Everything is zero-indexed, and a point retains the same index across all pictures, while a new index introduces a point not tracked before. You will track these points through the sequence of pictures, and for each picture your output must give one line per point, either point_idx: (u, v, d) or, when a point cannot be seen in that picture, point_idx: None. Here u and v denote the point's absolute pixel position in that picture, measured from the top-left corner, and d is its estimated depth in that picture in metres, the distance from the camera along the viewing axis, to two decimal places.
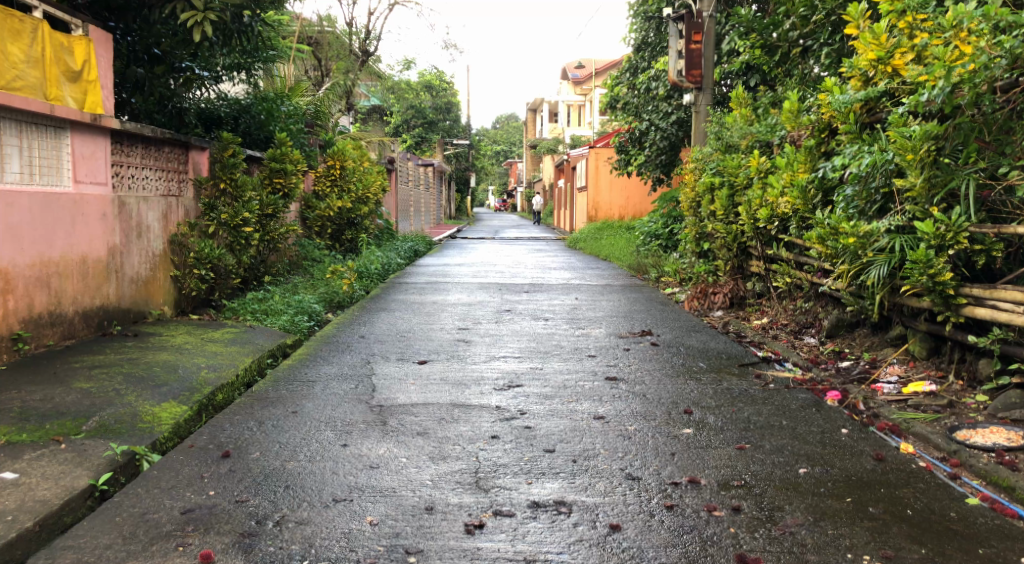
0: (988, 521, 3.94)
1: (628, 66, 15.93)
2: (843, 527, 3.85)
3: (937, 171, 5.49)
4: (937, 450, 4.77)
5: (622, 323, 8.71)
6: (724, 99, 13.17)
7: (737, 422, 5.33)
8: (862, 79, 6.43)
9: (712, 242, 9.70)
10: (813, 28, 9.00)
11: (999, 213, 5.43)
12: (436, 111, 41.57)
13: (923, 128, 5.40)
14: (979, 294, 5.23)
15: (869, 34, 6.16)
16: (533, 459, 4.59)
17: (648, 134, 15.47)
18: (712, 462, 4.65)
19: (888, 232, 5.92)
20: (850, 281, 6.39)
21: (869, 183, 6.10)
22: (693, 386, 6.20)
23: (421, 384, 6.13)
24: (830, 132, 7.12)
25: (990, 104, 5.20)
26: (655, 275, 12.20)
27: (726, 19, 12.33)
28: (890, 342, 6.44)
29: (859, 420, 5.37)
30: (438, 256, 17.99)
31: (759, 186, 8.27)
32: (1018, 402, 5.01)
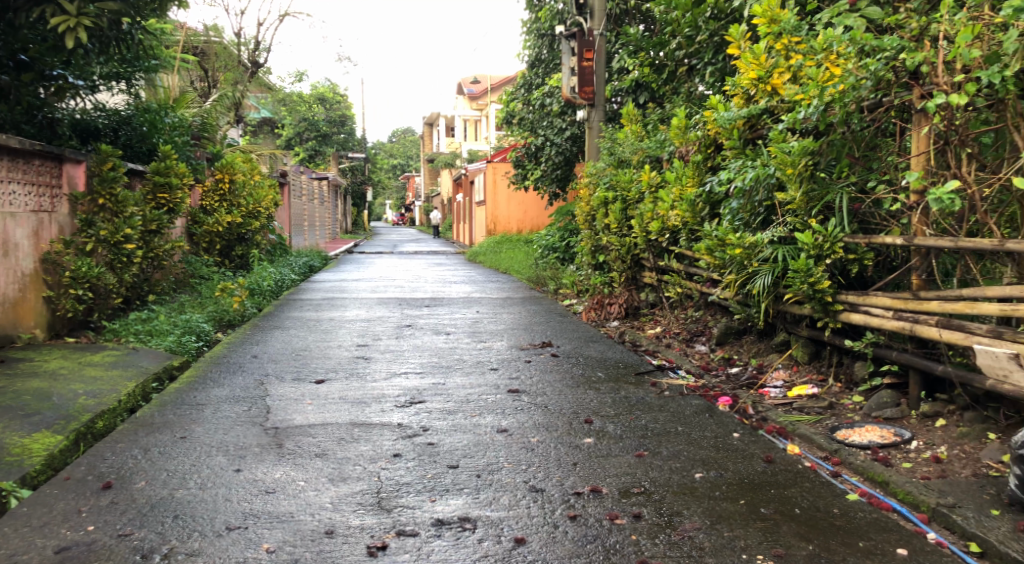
0: (866, 515, 4.18)
1: (522, 82, 16.18)
2: (738, 529, 4.00)
3: (814, 185, 5.82)
4: (819, 450, 5.02)
5: (522, 335, 8.78)
6: (615, 116, 13.52)
7: (635, 430, 5.47)
8: (744, 97, 6.71)
9: (607, 255, 9.91)
10: (697, 48, 9.34)
11: (869, 224, 5.77)
12: (330, 124, 40.69)
13: (801, 143, 5.67)
14: (853, 300, 5.57)
15: (749, 54, 6.40)
16: (436, 476, 4.58)
17: (544, 149, 15.69)
18: (613, 470, 4.75)
19: (772, 242, 6.20)
20: (737, 290, 6.69)
21: (752, 197, 6.38)
22: (593, 396, 6.32)
23: (318, 404, 6.00)
24: (716, 148, 7.37)
25: (858, 123, 5.53)
26: (553, 287, 12.38)
27: (615, 38, 12.69)
28: (775, 348, 6.76)
29: (748, 423, 5.60)
30: (335, 272, 17.69)
31: (650, 199, 8.51)
32: (889, 402, 5.34)
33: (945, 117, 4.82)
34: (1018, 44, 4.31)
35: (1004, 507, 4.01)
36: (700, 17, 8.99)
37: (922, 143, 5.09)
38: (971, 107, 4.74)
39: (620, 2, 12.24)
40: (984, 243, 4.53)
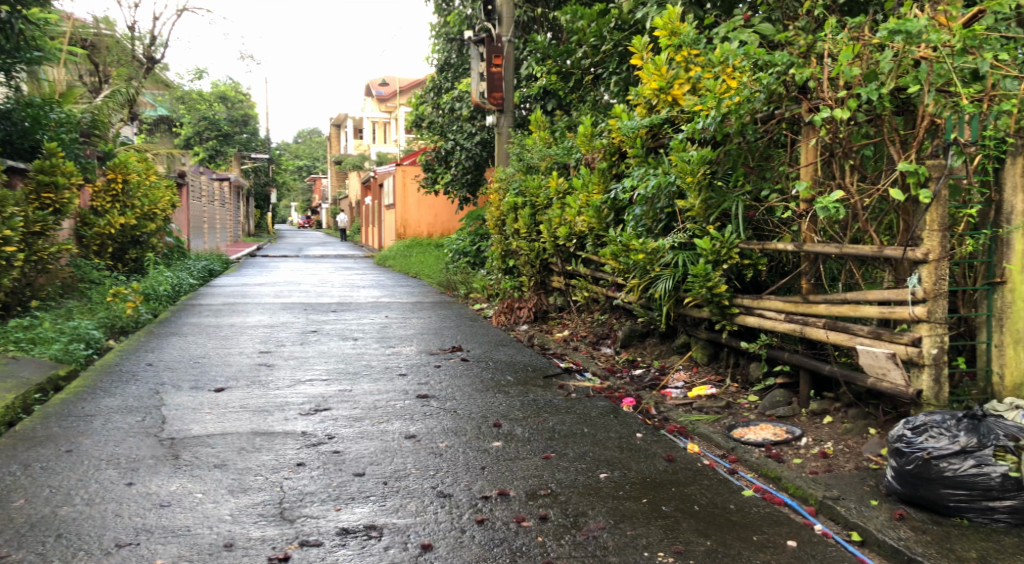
0: (760, 509, 4.38)
1: (431, 86, 16.22)
2: (640, 527, 4.13)
3: (711, 193, 6.07)
4: (717, 448, 5.23)
5: (432, 340, 8.78)
6: (524, 122, 13.64)
7: (543, 432, 5.57)
8: (647, 107, 6.89)
9: (517, 259, 10.01)
10: (603, 58, 9.53)
11: (763, 231, 6.06)
12: (231, 124, 39.80)
13: (700, 153, 5.91)
14: (748, 304, 5.83)
15: (651, 65, 6.60)
16: (341, 484, 4.55)
17: (454, 154, 15.62)
18: (521, 472, 4.83)
19: (673, 248, 6.41)
20: (641, 294, 6.88)
21: (654, 204, 6.60)
22: (501, 400, 6.38)
23: (217, 413, 5.86)
24: (620, 155, 7.54)
25: (754, 133, 5.81)
26: (464, 291, 12.42)
27: (523, 45, 12.85)
28: (676, 350, 7.00)
29: (651, 424, 5.78)
30: (237, 276, 17.26)
31: (558, 205, 8.66)
32: (781, 400, 5.61)
33: (830, 130, 5.15)
34: (893, 64, 4.64)
35: (882, 498, 4.29)
36: (605, 27, 9.19)
37: (811, 154, 5.41)
38: (853, 122, 5.05)
39: (528, 10, 12.37)
40: (865, 250, 4.83)
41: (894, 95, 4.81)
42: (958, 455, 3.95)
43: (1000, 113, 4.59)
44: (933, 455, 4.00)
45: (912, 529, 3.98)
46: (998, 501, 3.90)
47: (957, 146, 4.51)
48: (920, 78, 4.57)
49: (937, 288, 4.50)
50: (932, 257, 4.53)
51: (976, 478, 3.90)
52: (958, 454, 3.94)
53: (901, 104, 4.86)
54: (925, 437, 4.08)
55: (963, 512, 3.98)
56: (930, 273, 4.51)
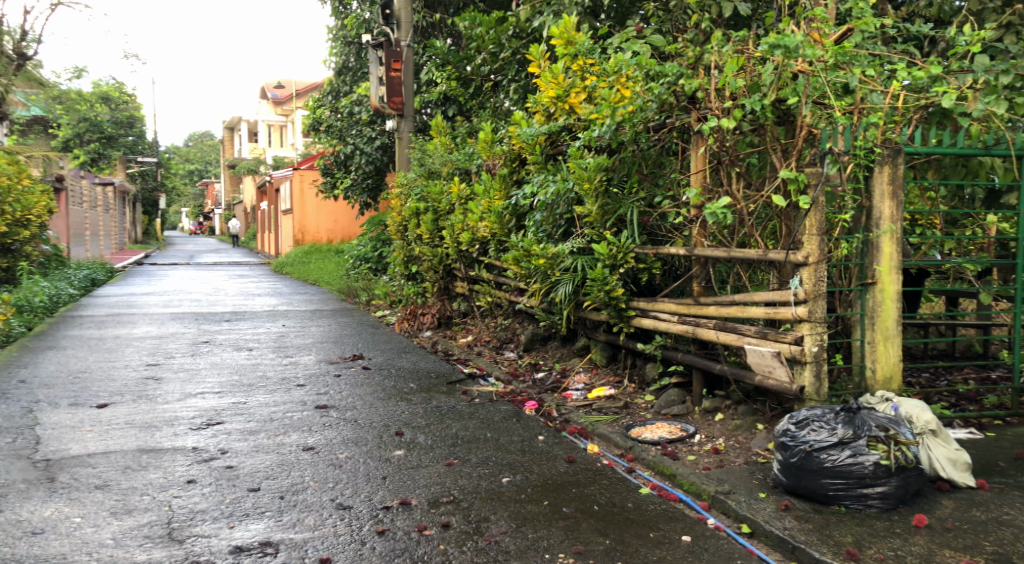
0: (656, 506, 4.51)
1: (329, 89, 16.02)
2: (542, 530, 4.19)
3: (608, 200, 6.22)
4: (616, 448, 5.35)
5: (332, 349, 8.65)
6: (425, 127, 13.61)
7: (445, 439, 5.57)
8: (545, 114, 7.05)
9: (419, 265, 9.97)
10: (502, 65, 9.65)
11: (657, 236, 6.25)
12: (115, 125, 37.93)
13: (596, 160, 6.08)
14: (644, 306, 6.04)
15: (548, 73, 6.71)
16: (235, 500, 4.44)
17: (353, 158, 15.40)
18: (423, 481, 4.82)
19: (572, 253, 6.54)
20: (542, 299, 6.97)
21: (554, 210, 6.72)
22: (403, 408, 6.35)
23: (99, 431, 5.61)
24: (521, 161, 7.73)
25: (646, 141, 5.97)
26: (366, 298, 12.28)
27: (423, 50, 12.80)
28: (576, 352, 7.13)
29: (553, 426, 5.86)
30: (121, 285, 16.51)
31: (461, 211, 8.66)
32: (676, 399, 5.79)
33: (717, 138, 5.36)
34: (774, 77, 4.91)
35: (769, 490, 4.49)
36: (503, 34, 9.33)
37: (700, 162, 5.65)
38: (739, 131, 5.29)
39: (426, 15, 12.35)
40: (751, 253, 5.07)
41: (775, 105, 5.10)
42: (836, 446, 4.21)
43: (867, 124, 4.95)
44: (814, 447, 4.23)
45: (796, 518, 4.18)
46: (872, 488, 4.17)
47: (832, 155, 4.87)
48: (798, 90, 4.89)
49: (817, 289, 4.78)
50: (811, 260, 4.79)
51: (852, 467, 4.16)
52: (837, 445, 4.21)
53: (782, 115, 5.15)
54: (807, 431, 4.32)
55: (840, 499, 4.23)
56: (810, 275, 4.78)
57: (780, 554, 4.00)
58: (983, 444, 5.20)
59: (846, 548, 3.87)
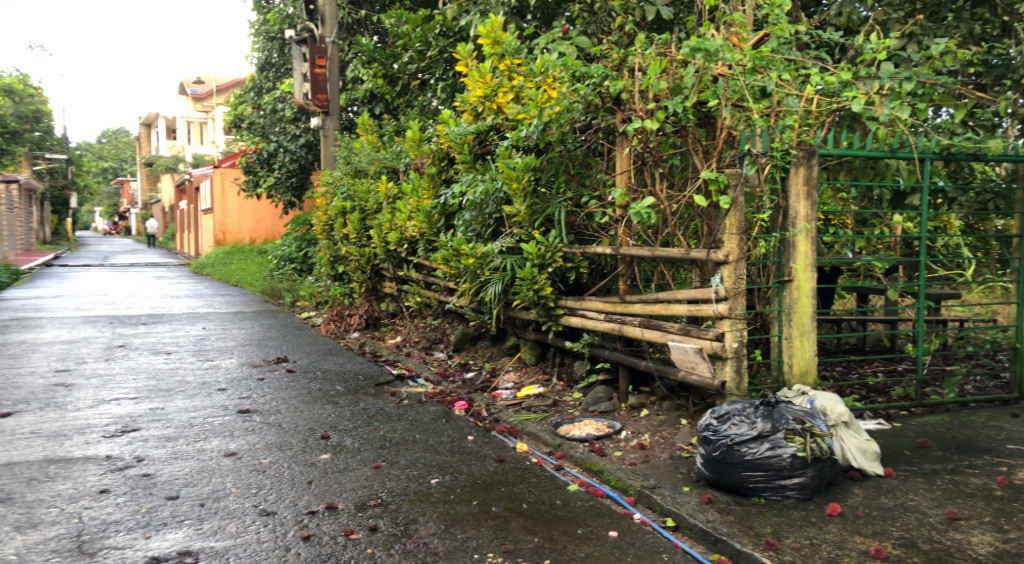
0: (584, 503, 4.56)
1: (251, 85, 15.74)
2: (471, 530, 4.19)
3: (536, 200, 6.25)
4: (545, 446, 5.39)
5: (255, 351, 8.47)
6: (351, 125, 13.44)
7: (373, 442, 5.51)
8: (473, 113, 7.00)
9: (346, 265, 9.82)
10: (428, 63, 9.52)
11: (585, 236, 6.33)
12: (20, 121, 36.24)
13: (524, 160, 6.07)
14: (572, 304, 6.10)
15: (475, 73, 6.67)
16: (151, 510, 4.31)
17: (276, 156, 15.09)
18: (350, 484, 4.76)
19: (501, 252, 6.52)
20: (472, 298, 6.95)
21: (483, 209, 6.70)
22: (330, 411, 6.26)
23: (3, 441, 5.37)
24: (449, 161, 7.63)
25: (573, 142, 6.08)
26: (290, 299, 12.06)
27: (348, 46, 12.65)
28: (506, 352, 7.15)
29: (482, 425, 5.86)
30: (27, 288, 15.79)
31: (388, 210, 8.60)
32: (604, 396, 5.88)
33: (641, 140, 5.48)
34: (695, 79, 5.09)
35: (693, 484, 4.60)
36: (430, 33, 9.23)
37: (625, 163, 5.75)
38: (662, 133, 5.42)
39: (351, 11, 12.21)
40: (675, 252, 5.19)
41: (696, 108, 5.26)
42: (756, 439, 4.33)
43: (783, 126, 5.07)
44: (735, 441, 4.35)
45: (719, 511, 4.28)
46: (789, 479, 4.31)
47: (750, 157, 5.01)
48: (718, 93, 5.07)
49: (736, 287, 4.93)
50: (731, 258, 4.94)
51: (771, 459, 4.29)
52: (756, 438, 4.33)
53: (703, 117, 5.31)
54: (728, 425, 4.44)
55: (760, 491, 4.35)
56: (730, 273, 4.93)
57: (703, 546, 4.09)
58: (891, 434, 5.43)
59: (766, 538, 3.98)
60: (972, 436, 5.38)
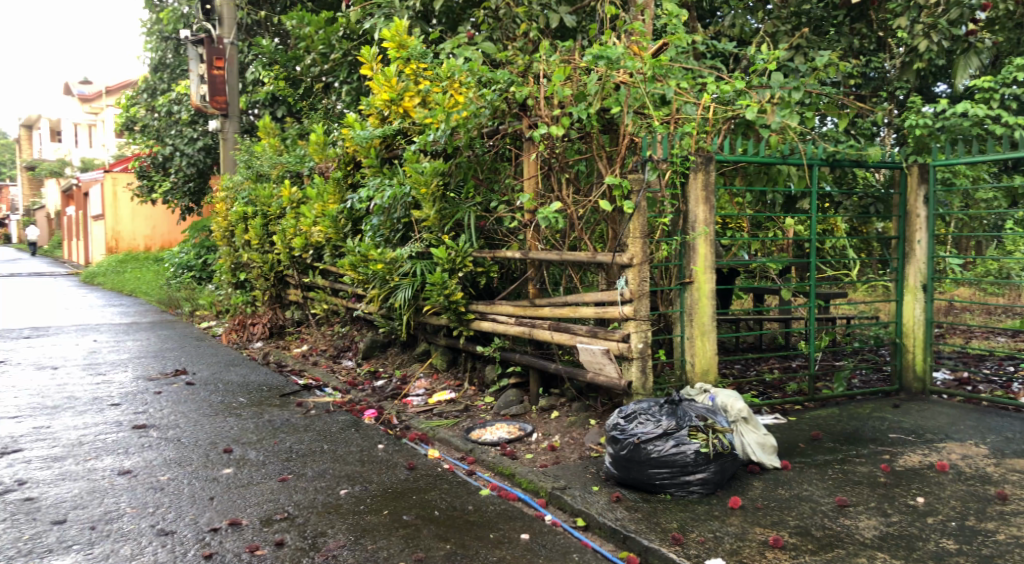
0: (496, 507, 4.59)
1: (144, 87, 15.18)
2: (381, 540, 4.16)
3: (445, 204, 6.29)
4: (456, 451, 5.38)
5: (150, 364, 8.12)
6: (252, 128, 13.09)
7: (279, 454, 5.39)
8: (379, 117, 6.87)
9: (249, 272, 9.55)
10: (332, 66, 9.33)
11: (494, 240, 6.39)
12: None
13: (432, 165, 6.10)
14: (483, 309, 6.17)
15: (381, 76, 6.63)
16: (36, 536, 4.13)
17: (172, 160, 14.48)
18: (255, 499, 4.65)
19: (410, 257, 6.48)
20: (381, 304, 6.89)
21: (391, 214, 6.62)
22: (232, 424, 6.08)
23: None
24: (355, 165, 7.53)
25: (481, 147, 6.11)
26: (189, 309, 11.63)
27: (248, 48, 12.33)
28: (417, 358, 7.10)
29: (393, 433, 5.82)
30: None
31: (292, 215, 8.40)
32: (515, 400, 5.93)
33: (548, 146, 5.58)
34: (598, 87, 5.21)
35: (602, 483, 4.69)
36: (333, 35, 9.03)
37: (531, 168, 5.82)
38: (567, 139, 5.56)
39: (250, 12, 11.90)
40: (582, 256, 5.32)
41: (600, 115, 5.42)
42: (661, 437, 4.46)
43: (681, 134, 5.31)
44: (642, 439, 4.47)
45: (627, 508, 4.38)
46: (693, 475, 4.45)
47: (651, 163, 5.22)
48: (620, 100, 5.21)
49: (641, 289, 5.09)
50: (635, 262, 5.10)
51: (676, 456, 4.43)
52: (662, 436, 4.46)
53: (607, 124, 5.47)
54: (635, 424, 4.56)
55: (665, 488, 4.49)
56: (635, 276, 5.08)
57: (612, 544, 4.18)
58: (786, 428, 5.68)
59: (672, 533, 4.11)
60: (860, 426, 5.69)
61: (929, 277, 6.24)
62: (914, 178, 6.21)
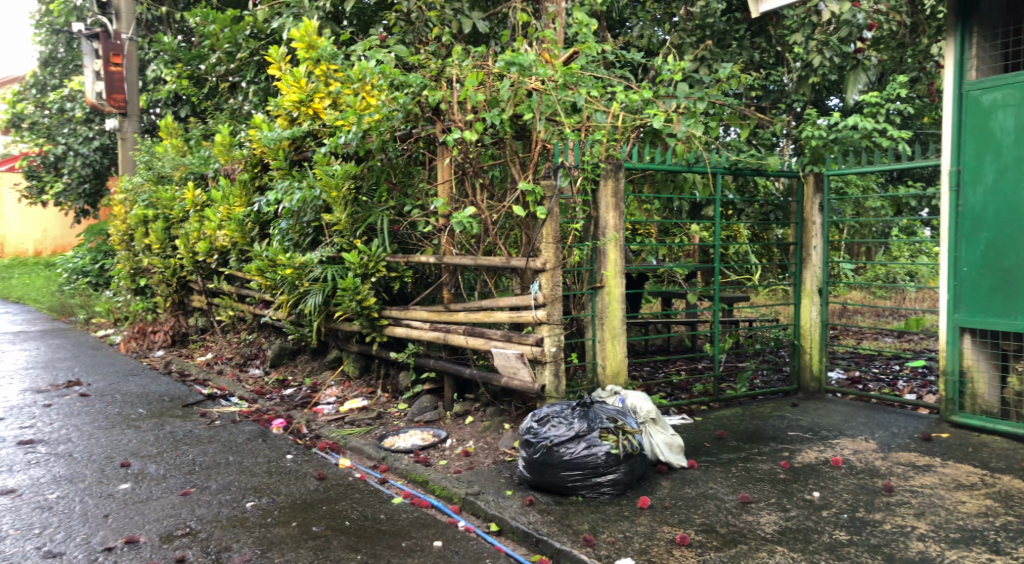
0: (409, 515, 4.55)
1: (33, 82, 14.44)
2: (289, 553, 4.08)
3: (357, 208, 6.19)
4: (368, 459, 5.31)
5: (40, 375, 7.69)
6: (153, 128, 12.62)
7: (180, 467, 5.19)
8: (288, 119, 6.74)
9: (149, 278, 9.15)
10: (239, 65, 9.08)
11: (408, 244, 6.33)
12: None
13: (343, 168, 6.02)
14: (396, 315, 6.11)
15: (290, 77, 6.51)
16: None
17: (65, 160, 13.76)
18: (154, 515, 4.48)
19: (321, 262, 6.37)
20: (290, 311, 6.72)
21: (301, 217, 6.51)
22: (130, 436, 5.82)
23: None
24: (263, 167, 7.30)
25: (393, 151, 6.06)
26: (84, 317, 11.06)
27: (148, 45, 11.89)
28: (327, 365, 6.97)
29: (302, 443, 5.69)
30: None
31: (196, 218, 8.11)
32: (428, 406, 5.90)
33: (461, 150, 5.61)
34: (511, 93, 5.26)
35: (515, 487, 4.72)
36: (240, 34, 8.80)
37: (446, 173, 5.82)
38: (481, 144, 5.57)
39: (151, 7, 11.48)
40: (496, 260, 5.34)
41: (513, 121, 5.42)
42: (574, 439, 4.53)
43: (592, 141, 5.42)
44: (554, 442, 4.53)
45: (540, 512, 4.42)
46: (604, 476, 4.53)
47: (564, 169, 5.28)
48: (532, 107, 5.28)
49: (553, 293, 5.17)
50: (548, 266, 5.17)
51: (587, 458, 4.50)
52: (574, 438, 4.53)
53: (519, 130, 5.49)
54: (548, 427, 4.61)
55: (577, 489, 4.55)
56: (548, 280, 5.15)
57: (525, 548, 4.22)
58: (692, 428, 5.85)
59: (583, 535, 4.17)
60: (761, 425, 5.92)
61: (823, 282, 6.55)
62: (809, 187, 6.49)
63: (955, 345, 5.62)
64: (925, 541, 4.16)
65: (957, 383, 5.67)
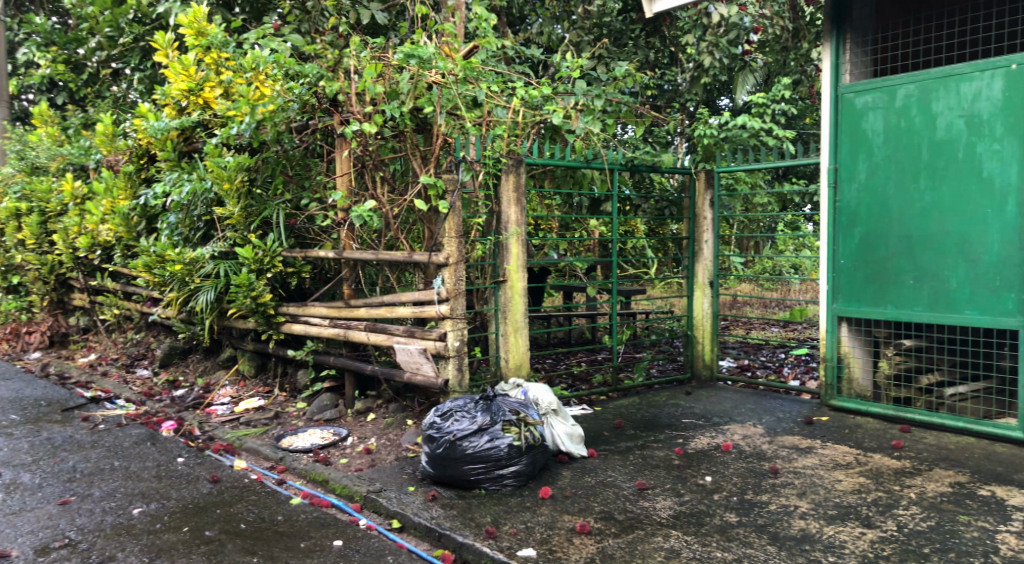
0: (308, 515, 4.45)
1: None
2: (179, 561, 3.92)
3: (251, 201, 6.02)
4: (265, 460, 5.15)
5: None
6: (24, 114, 11.83)
7: (59, 475, 4.89)
8: (176, 108, 6.46)
9: (22, 275, 8.57)
10: (121, 51, 8.59)
11: (305, 239, 6.20)
12: None
13: (236, 159, 5.80)
14: (294, 311, 5.99)
15: (177, 64, 6.24)
16: None
17: None
18: (29, 527, 4.21)
19: (212, 257, 6.12)
20: (180, 308, 6.46)
21: (190, 211, 6.25)
22: (1, 444, 5.43)
23: None
24: (149, 158, 6.88)
25: (290, 142, 5.88)
26: None
27: (17, 26, 11.12)
28: (220, 364, 6.72)
29: (194, 445, 5.46)
30: None
31: (76, 212, 7.62)
32: (329, 404, 5.78)
33: (360, 143, 5.51)
34: (411, 86, 5.24)
35: (418, 483, 4.70)
36: (122, 17, 8.24)
37: (345, 165, 5.71)
38: (380, 136, 5.50)
39: None
40: (397, 255, 5.28)
41: (413, 114, 5.41)
42: (476, 433, 4.54)
43: (493, 136, 5.46)
44: (457, 436, 4.53)
45: (443, 506, 4.42)
46: (506, 468, 4.57)
47: (465, 163, 5.28)
48: (433, 101, 5.24)
49: (457, 288, 5.14)
50: (451, 261, 5.14)
51: (490, 451, 4.52)
52: (477, 432, 4.54)
53: (420, 123, 5.47)
54: (450, 421, 4.61)
55: (480, 483, 4.56)
56: (451, 275, 5.11)
57: (427, 543, 4.20)
58: (592, 418, 5.97)
59: (485, 527, 4.19)
60: (658, 414, 6.11)
61: (714, 274, 6.81)
62: (701, 183, 6.76)
63: (834, 333, 5.96)
64: (806, 519, 4.39)
65: (836, 368, 6.01)
